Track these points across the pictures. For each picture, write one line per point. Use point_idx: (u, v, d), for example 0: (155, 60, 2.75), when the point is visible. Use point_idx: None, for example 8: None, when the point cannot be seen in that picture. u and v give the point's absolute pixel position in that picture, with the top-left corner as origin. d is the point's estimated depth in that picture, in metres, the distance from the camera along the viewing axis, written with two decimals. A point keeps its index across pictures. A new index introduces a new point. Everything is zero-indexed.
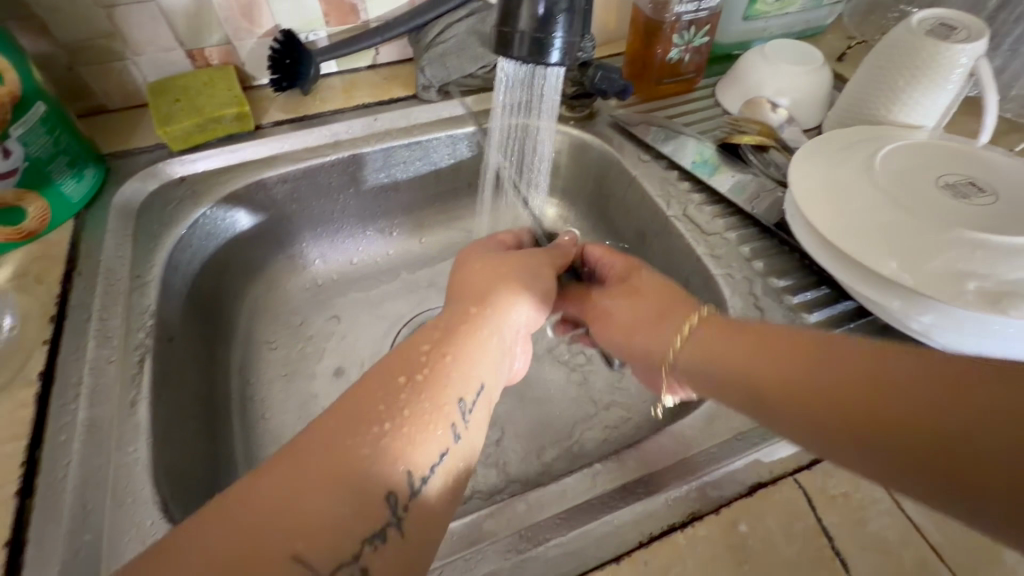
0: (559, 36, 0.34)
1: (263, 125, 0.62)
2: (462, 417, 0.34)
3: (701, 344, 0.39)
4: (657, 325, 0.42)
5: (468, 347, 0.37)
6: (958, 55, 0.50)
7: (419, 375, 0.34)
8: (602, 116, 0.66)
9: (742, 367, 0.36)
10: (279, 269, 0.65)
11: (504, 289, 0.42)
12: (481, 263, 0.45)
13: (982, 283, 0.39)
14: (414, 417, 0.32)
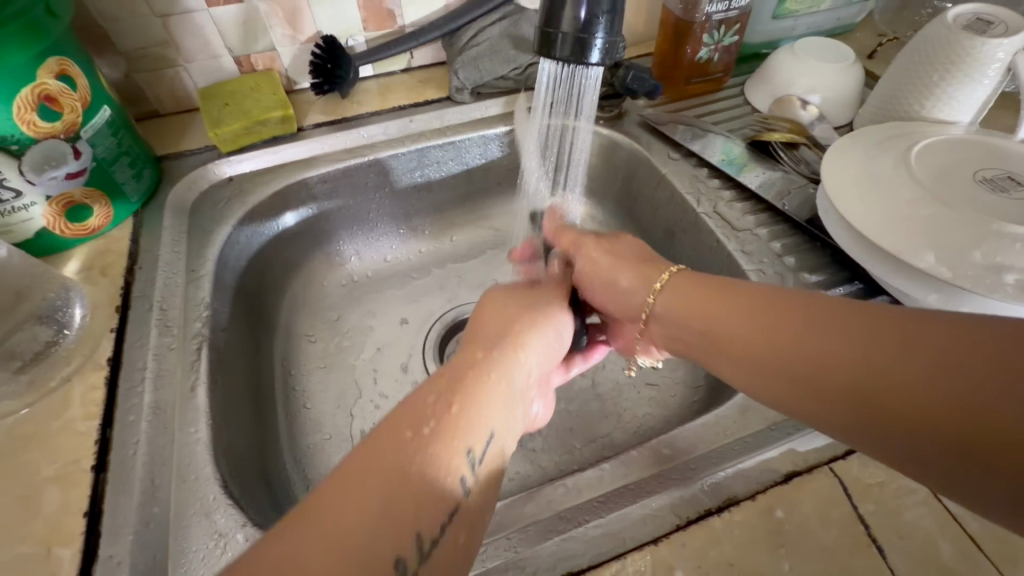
0: (600, 37, 0.36)
1: (304, 127, 0.64)
2: (472, 466, 0.33)
3: (690, 307, 0.41)
4: (638, 271, 0.47)
5: (472, 400, 0.35)
6: (996, 49, 0.49)
7: (423, 431, 0.32)
8: (631, 116, 0.67)
9: (720, 326, 0.38)
10: (318, 266, 0.67)
11: (509, 343, 0.42)
12: (491, 310, 0.46)
13: (1021, 276, 0.38)
14: (425, 480, 0.31)
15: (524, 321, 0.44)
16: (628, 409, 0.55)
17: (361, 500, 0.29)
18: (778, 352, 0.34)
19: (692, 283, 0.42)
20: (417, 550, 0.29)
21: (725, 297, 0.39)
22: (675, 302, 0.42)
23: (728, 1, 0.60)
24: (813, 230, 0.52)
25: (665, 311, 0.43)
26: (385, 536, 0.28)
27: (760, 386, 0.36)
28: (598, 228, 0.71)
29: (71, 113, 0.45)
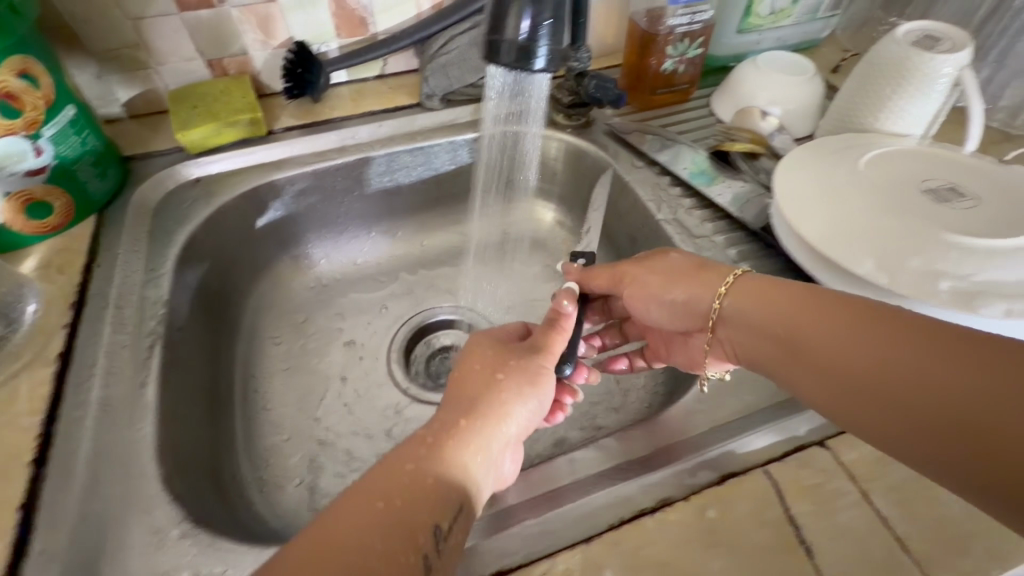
0: (543, 45, 0.37)
1: (275, 130, 0.65)
2: (436, 545, 0.30)
3: (768, 308, 0.38)
4: (698, 275, 0.43)
5: (441, 477, 0.33)
6: (943, 64, 0.51)
7: (383, 508, 0.30)
8: (598, 126, 0.68)
9: (805, 332, 0.36)
10: (286, 268, 0.68)
11: (486, 405, 0.37)
12: (478, 363, 0.41)
13: (954, 283, 0.39)
14: (384, 557, 0.29)
15: (506, 375, 0.40)
16: (587, 414, 0.56)
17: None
18: (865, 367, 0.32)
19: (772, 286, 0.39)
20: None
21: (810, 303, 0.36)
22: (746, 305, 0.40)
23: (691, 14, 0.62)
24: (767, 238, 0.53)
25: (743, 315, 0.40)
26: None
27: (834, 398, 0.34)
28: (568, 235, 0.73)
29: (33, 111, 0.46)
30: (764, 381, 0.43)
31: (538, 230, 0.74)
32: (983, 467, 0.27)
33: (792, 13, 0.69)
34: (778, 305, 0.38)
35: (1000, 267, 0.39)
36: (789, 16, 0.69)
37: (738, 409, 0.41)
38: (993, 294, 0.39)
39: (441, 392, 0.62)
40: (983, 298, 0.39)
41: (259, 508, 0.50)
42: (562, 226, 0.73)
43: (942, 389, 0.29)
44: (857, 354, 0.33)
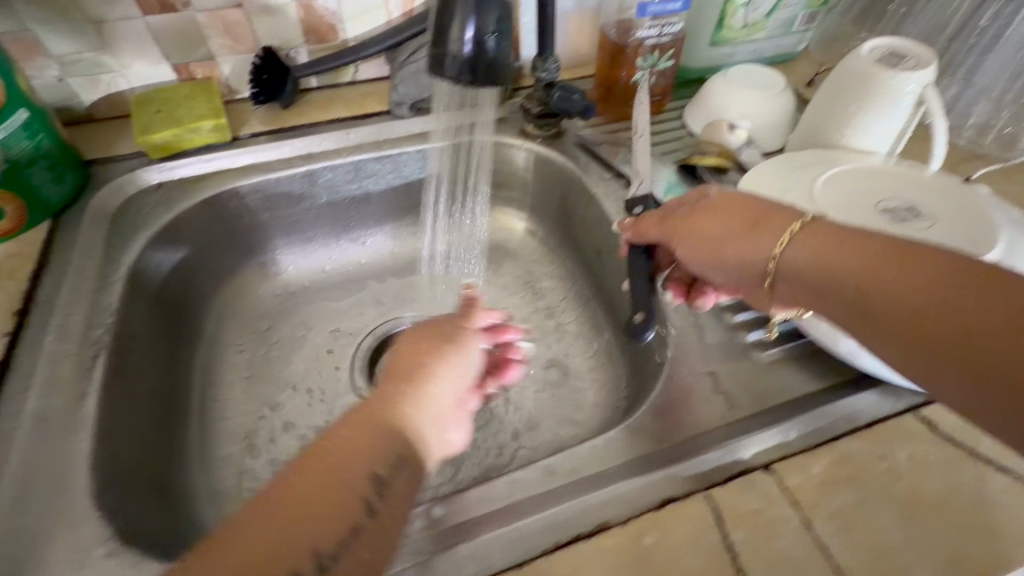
0: (487, 58, 0.36)
1: (241, 136, 0.64)
2: (376, 492, 0.32)
3: (832, 261, 0.36)
4: (751, 231, 0.40)
5: (377, 436, 0.34)
6: (907, 82, 0.50)
7: (328, 464, 0.32)
8: (569, 136, 0.68)
9: (877, 288, 0.33)
10: (252, 275, 0.67)
11: (411, 382, 0.37)
12: (410, 345, 0.41)
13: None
14: (326, 506, 0.31)
15: (433, 353, 0.40)
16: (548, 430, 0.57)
17: (255, 527, 0.29)
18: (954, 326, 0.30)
19: (843, 235, 0.36)
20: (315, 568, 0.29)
21: (889, 254, 0.33)
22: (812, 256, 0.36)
23: (660, 26, 0.61)
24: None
25: (805, 269, 0.37)
26: (280, 554, 0.29)
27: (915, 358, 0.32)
28: (539, 245, 0.72)
29: None
30: (715, 401, 0.43)
31: (510, 240, 0.73)
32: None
33: (765, 26, 0.69)
34: (846, 257, 0.35)
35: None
36: (763, 29, 0.69)
37: (686, 430, 0.41)
38: None
39: None
40: None
41: (206, 521, 0.49)
42: (533, 237, 0.73)
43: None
44: (946, 309, 0.30)
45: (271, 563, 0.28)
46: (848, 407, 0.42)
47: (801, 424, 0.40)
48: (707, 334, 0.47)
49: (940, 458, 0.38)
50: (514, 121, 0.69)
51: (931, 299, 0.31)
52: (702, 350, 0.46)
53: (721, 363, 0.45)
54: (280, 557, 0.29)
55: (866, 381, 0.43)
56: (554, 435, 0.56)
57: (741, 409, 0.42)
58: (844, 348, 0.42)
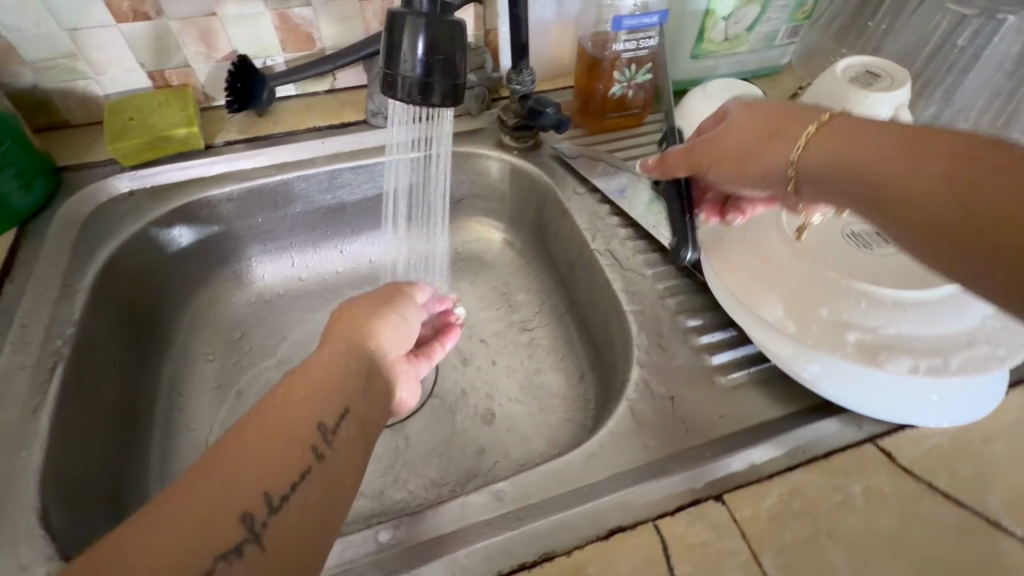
0: (441, 79, 0.36)
1: (215, 144, 0.64)
2: (324, 438, 0.33)
3: (856, 154, 0.34)
4: (770, 142, 0.38)
5: (324, 384, 0.34)
6: (880, 103, 0.50)
7: (275, 415, 0.32)
8: (546, 148, 0.67)
9: (906, 174, 0.32)
10: (224, 283, 0.67)
11: (353, 333, 0.38)
12: (355, 305, 0.41)
13: (862, 335, 0.38)
14: (272, 456, 0.31)
15: (376, 310, 0.41)
16: (514, 446, 0.56)
17: (197, 481, 0.29)
18: (987, 213, 0.28)
19: (867, 131, 0.34)
20: (265, 512, 0.29)
21: (913, 147, 0.32)
22: (836, 154, 0.35)
23: (637, 40, 0.61)
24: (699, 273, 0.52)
25: (829, 167, 0.35)
26: (225, 502, 0.29)
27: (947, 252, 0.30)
28: (516, 256, 0.72)
29: None
30: (673, 426, 0.42)
31: (487, 251, 0.73)
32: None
33: (747, 40, 0.68)
34: (871, 147, 0.33)
35: (909, 321, 0.38)
36: (745, 43, 0.68)
37: (640, 455, 0.41)
38: (900, 349, 0.37)
39: None
40: (888, 352, 0.37)
41: None
42: (510, 247, 0.73)
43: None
44: (978, 195, 0.29)
45: (219, 510, 0.28)
46: (806, 436, 0.41)
47: (756, 453, 0.40)
48: (670, 356, 0.47)
49: (895, 491, 0.38)
50: (491, 132, 0.68)
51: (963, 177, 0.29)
52: (664, 372, 0.46)
53: (682, 386, 0.45)
54: (228, 504, 0.29)
55: (827, 409, 0.42)
56: (520, 453, 0.55)
57: (698, 435, 0.42)
58: (806, 374, 0.40)
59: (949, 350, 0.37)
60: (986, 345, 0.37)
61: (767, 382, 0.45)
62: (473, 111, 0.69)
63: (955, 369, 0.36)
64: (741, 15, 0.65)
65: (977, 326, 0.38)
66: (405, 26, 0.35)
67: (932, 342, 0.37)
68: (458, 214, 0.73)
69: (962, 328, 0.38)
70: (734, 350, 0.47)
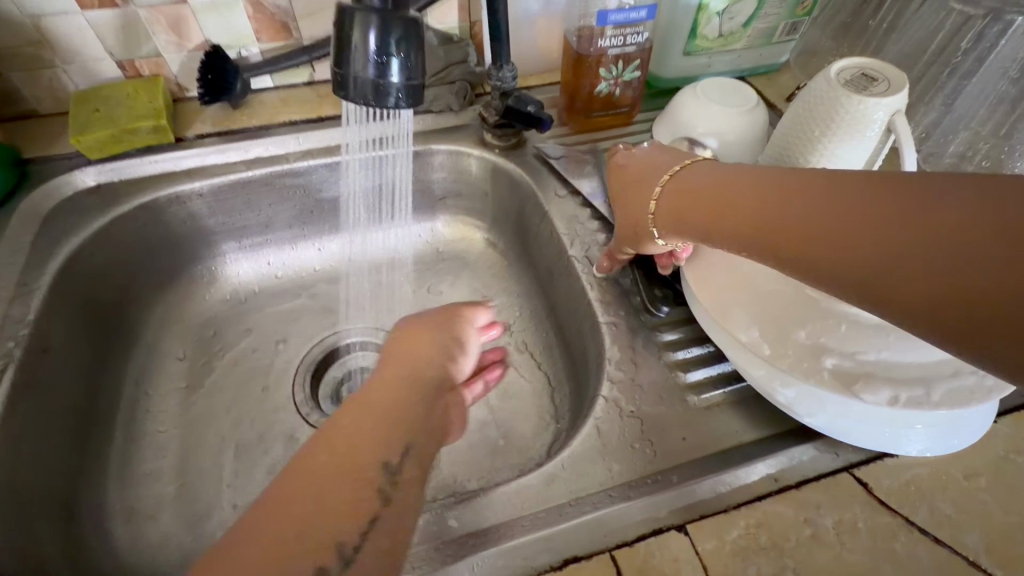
0: (394, 80, 0.34)
1: (186, 137, 0.62)
2: (388, 479, 0.32)
3: (692, 204, 0.39)
4: (638, 199, 0.44)
5: (387, 407, 0.35)
6: (875, 109, 0.47)
7: (337, 454, 0.32)
8: (530, 147, 0.65)
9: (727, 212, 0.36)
10: (196, 281, 0.65)
11: (410, 353, 0.41)
12: (412, 330, 0.43)
13: (840, 361, 0.37)
14: (343, 496, 0.31)
15: (433, 333, 0.43)
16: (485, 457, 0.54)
17: (268, 526, 0.28)
18: (784, 219, 0.32)
19: (712, 167, 0.40)
20: (341, 557, 0.29)
21: (740, 175, 0.37)
22: (685, 191, 0.40)
23: (624, 36, 0.58)
24: (653, 309, 0.48)
25: (678, 214, 0.40)
26: (303, 549, 0.28)
27: (761, 257, 0.34)
28: (498, 258, 0.70)
29: None
30: (639, 448, 0.41)
31: (469, 252, 0.71)
32: (902, 276, 0.27)
33: (743, 36, 0.65)
34: (699, 194, 0.39)
35: (893, 346, 0.36)
36: (741, 39, 0.65)
37: (603, 479, 0.39)
38: (878, 377, 0.36)
39: None
40: (865, 381, 0.36)
41: (121, 541, 0.49)
42: (493, 248, 0.71)
43: (856, 216, 0.29)
44: (777, 204, 0.33)
45: (299, 557, 0.28)
46: (778, 463, 0.39)
47: (724, 480, 0.38)
48: (642, 373, 0.45)
49: (869, 526, 0.36)
50: (474, 130, 0.66)
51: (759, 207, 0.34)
52: (635, 390, 0.44)
53: (652, 406, 0.43)
54: (307, 550, 0.28)
55: (803, 434, 0.40)
56: (492, 467, 0.53)
57: (665, 459, 0.40)
58: (781, 398, 0.38)
59: (932, 380, 0.35)
60: (974, 376, 0.35)
61: (741, 403, 0.43)
62: (454, 107, 0.66)
63: (939, 400, 0.34)
64: (736, 10, 0.62)
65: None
66: (355, 23, 0.32)
67: (915, 371, 0.36)
68: (438, 212, 0.71)
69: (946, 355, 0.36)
70: (710, 367, 0.45)
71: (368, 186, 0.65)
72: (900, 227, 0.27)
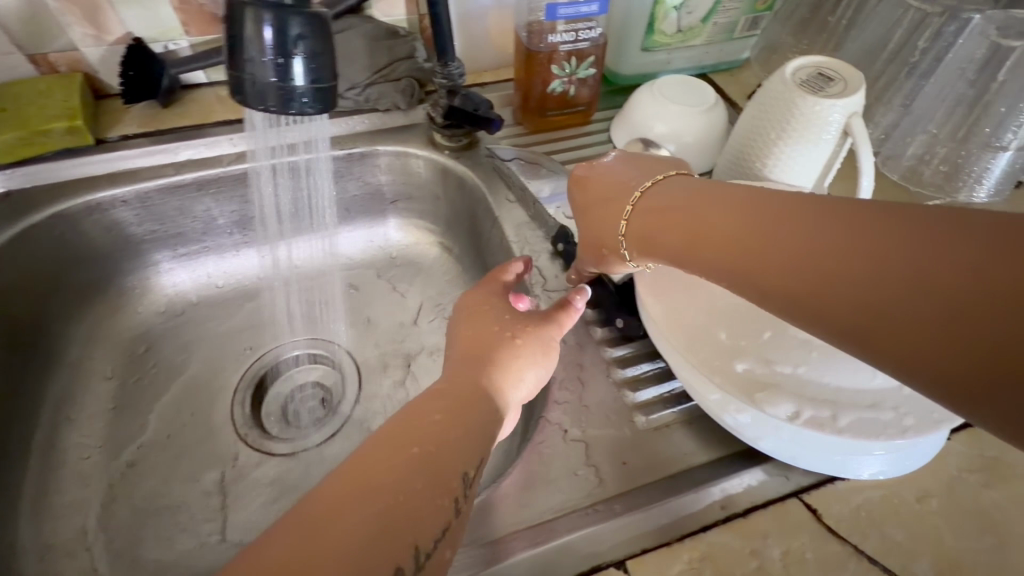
0: (299, 83, 0.30)
1: (109, 139, 0.57)
2: (464, 490, 0.31)
3: (670, 222, 0.36)
4: (608, 212, 0.41)
5: (458, 407, 0.35)
6: (831, 110, 0.45)
7: (417, 451, 0.31)
8: (483, 147, 0.62)
9: (710, 233, 0.33)
10: (128, 293, 0.61)
11: (496, 359, 0.39)
12: (492, 318, 0.42)
13: (753, 365, 0.36)
14: (421, 498, 0.30)
15: (516, 323, 0.42)
16: None
17: (348, 506, 0.28)
18: (770, 249, 0.30)
19: (687, 186, 0.38)
20: (414, 560, 0.28)
21: (718, 195, 0.35)
22: (660, 208, 0.37)
23: (576, 31, 0.55)
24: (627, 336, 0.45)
25: (654, 234, 0.37)
26: (382, 546, 0.27)
27: (746, 286, 0.31)
28: (453, 264, 0.67)
29: None
30: (584, 475, 0.38)
31: (424, 257, 0.68)
32: (892, 315, 0.24)
33: (702, 32, 0.62)
34: (679, 211, 0.36)
35: (811, 363, 0.35)
36: (700, 35, 0.62)
37: (544, 511, 0.37)
38: (785, 389, 0.34)
39: (286, 441, 0.56)
40: (771, 391, 0.34)
41: None
42: (448, 254, 0.67)
43: (848, 248, 0.27)
44: (762, 231, 0.31)
45: (381, 552, 0.27)
46: (726, 490, 0.37)
47: (669, 510, 0.36)
48: (590, 392, 0.43)
49: (818, 557, 0.34)
50: (425, 130, 0.63)
51: (745, 229, 0.31)
52: (582, 411, 0.41)
53: (598, 428, 0.41)
54: (387, 546, 0.27)
55: (752, 457, 0.38)
56: None
57: (610, 486, 0.38)
58: (730, 421, 0.37)
59: (883, 403, 0.34)
60: (916, 407, 0.33)
61: (689, 424, 0.41)
62: (402, 106, 0.62)
63: (844, 426, 0.33)
64: (694, 4, 0.59)
65: (894, 387, 0.34)
66: (247, 16, 0.29)
67: (829, 392, 0.34)
68: (389, 216, 0.67)
69: (874, 386, 0.34)
70: (660, 385, 0.43)
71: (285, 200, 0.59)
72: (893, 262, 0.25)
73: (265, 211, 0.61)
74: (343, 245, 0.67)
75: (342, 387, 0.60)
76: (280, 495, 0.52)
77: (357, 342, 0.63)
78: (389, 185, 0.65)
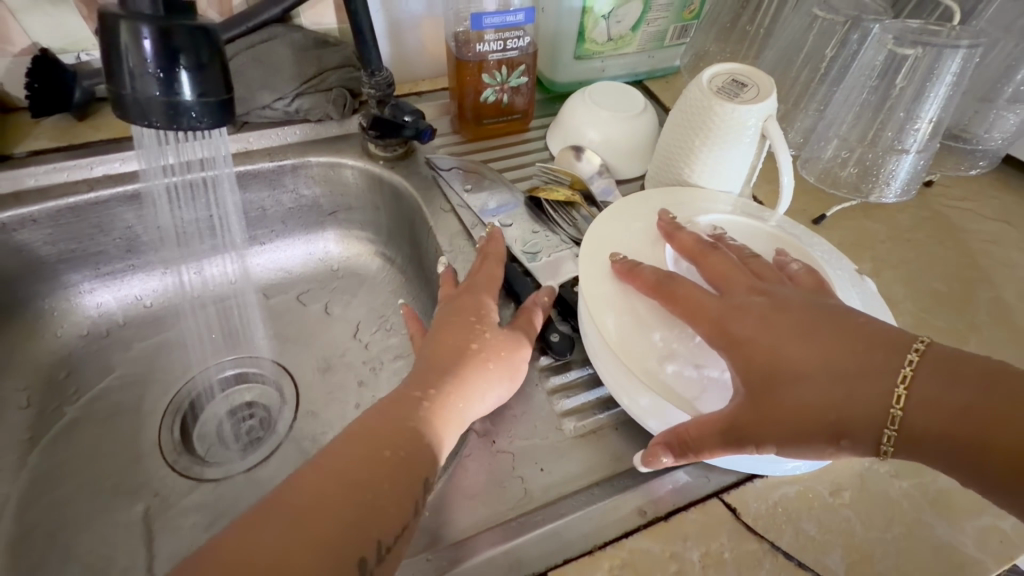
0: (187, 96, 0.29)
1: (17, 154, 0.55)
2: (423, 496, 0.33)
3: (737, 321, 0.34)
4: (698, 320, 0.36)
5: (433, 417, 0.36)
6: (747, 115, 0.46)
7: (388, 454, 0.33)
8: (420, 156, 0.61)
9: (756, 335, 0.33)
10: (45, 316, 0.58)
11: (461, 370, 0.38)
12: (468, 319, 0.42)
13: (681, 368, 0.36)
14: (389, 497, 0.31)
15: (494, 333, 0.41)
16: None
17: (325, 494, 0.30)
18: (804, 355, 0.32)
19: (732, 277, 0.37)
20: (376, 553, 0.30)
21: (760, 295, 0.35)
22: (703, 318, 0.35)
23: (504, 40, 0.55)
24: (551, 349, 0.44)
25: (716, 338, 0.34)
26: (348, 542, 0.29)
27: (777, 386, 0.32)
28: (394, 275, 0.65)
29: None
30: (510, 485, 0.38)
31: (366, 268, 0.66)
32: (934, 455, 0.28)
33: (633, 40, 0.63)
34: (738, 312, 0.35)
35: None
36: (631, 43, 0.63)
37: (469, 526, 0.36)
38: (703, 399, 0.35)
39: (220, 465, 0.53)
40: (693, 397, 0.35)
41: None
42: (389, 264, 0.66)
43: (879, 384, 0.29)
44: (802, 343, 0.32)
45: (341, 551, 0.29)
46: (647, 493, 0.37)
47: (594, 517, 0.36)
48: (519, 401, 0.42)
49: (735, 556, 0.34)
50: (360, 141, 0.62)
51: (792, 343, 0.32)
52: (511, 421, 0.41)
53: (526, 438, 0.40)
54: (355, 538, 0.29)
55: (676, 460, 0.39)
56: None
57: (536, 496, 0.38)
58: (653, 423, 0.38)
59: None
60: None
61: (615, 429, 0.41)
62: (335, 116, 0.61)
63: None
64: (622, 13, 0.60)
65: None
66: (122, 28, 0.28)
67: None
68: (328, 227, 0.66)
69: None
70: (587, 393, 0.43)
71: (181, 220, 0.56)
72: (927, 406, 0.28)
73: (176, 231, 0.57)
74: (257, 265, 0.65)
75: (276, 408, 0.57)
76: (211, 523, 0.49)
77: (294, 358, 0.60)
78: (323, 196, 0.63)
